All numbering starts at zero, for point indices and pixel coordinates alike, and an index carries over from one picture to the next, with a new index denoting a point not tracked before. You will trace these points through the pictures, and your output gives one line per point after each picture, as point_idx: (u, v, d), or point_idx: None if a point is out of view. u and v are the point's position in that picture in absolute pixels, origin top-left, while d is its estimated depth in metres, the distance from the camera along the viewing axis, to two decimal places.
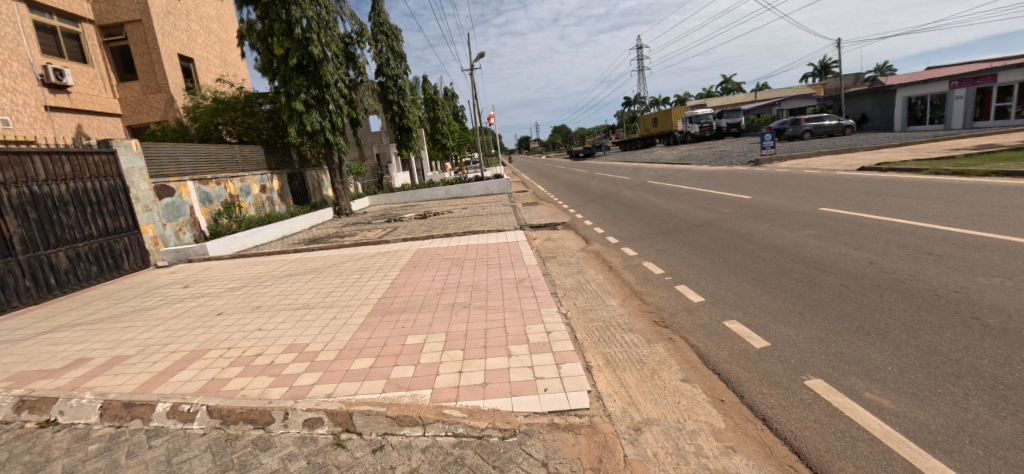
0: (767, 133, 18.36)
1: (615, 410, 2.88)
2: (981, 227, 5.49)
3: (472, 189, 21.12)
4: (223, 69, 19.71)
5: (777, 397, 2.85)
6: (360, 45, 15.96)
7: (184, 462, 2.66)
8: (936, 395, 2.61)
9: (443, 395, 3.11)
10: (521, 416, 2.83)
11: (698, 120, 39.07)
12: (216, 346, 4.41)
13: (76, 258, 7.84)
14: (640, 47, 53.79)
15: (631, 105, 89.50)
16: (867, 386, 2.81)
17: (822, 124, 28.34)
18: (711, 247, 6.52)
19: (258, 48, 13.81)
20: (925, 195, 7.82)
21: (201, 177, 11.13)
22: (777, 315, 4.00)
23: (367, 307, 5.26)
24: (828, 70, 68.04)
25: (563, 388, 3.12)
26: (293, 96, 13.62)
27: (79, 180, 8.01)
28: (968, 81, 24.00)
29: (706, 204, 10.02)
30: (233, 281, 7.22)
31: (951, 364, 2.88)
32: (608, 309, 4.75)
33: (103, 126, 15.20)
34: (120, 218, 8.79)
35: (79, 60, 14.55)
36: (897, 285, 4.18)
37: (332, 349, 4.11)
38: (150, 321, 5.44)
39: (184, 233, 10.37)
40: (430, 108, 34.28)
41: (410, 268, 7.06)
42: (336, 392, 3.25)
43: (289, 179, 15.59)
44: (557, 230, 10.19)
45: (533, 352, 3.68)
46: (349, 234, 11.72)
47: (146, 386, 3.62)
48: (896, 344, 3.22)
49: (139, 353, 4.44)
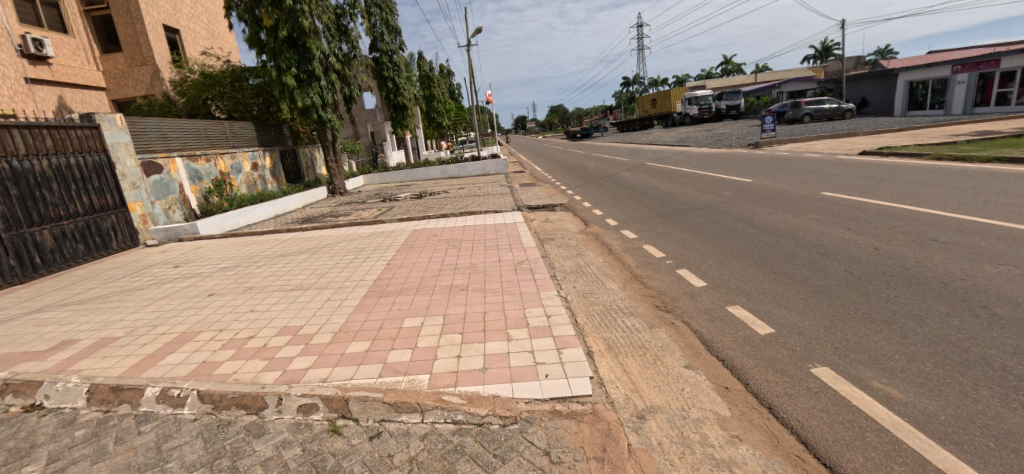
0: (768, 116, 18.13)
1: (618, 397, 2.81)
2: (986, 214, 5.43)
3: (468, 169, 20.85)
4: (210, 41, 19.04)
5: (782, 385, 2.80)
6: (352, 18, 15.47)
7: (173, 449, 2.57)
8: (945, 386, 2.56)
9: (442, 380, 3.04)
10: (521, 403, 2.76)
11: (697, 101, 38.42)
12: (207, 328, 4.29)
13: (62, 237, 7.64)
14: (641, 26, 52.57)
15: (630, 85, 88.32)
16: (874, 375, 2.76)
17: (821, 107, 28.07)
18: (711, 231, 6.41)
19: (245, 19, 13.28)
20: (930, 180, 7.73)
21: (190, 153, 10.81)
22: (781, 301, 3.94)
23: (363, 288, 5.15)
24: (829, 53, 67.49)
25: (564, 374, 3.05)
26: (283, 70, 13.12)
27: (62, 155, 7.74)
28: (970, 66, 23.66)
29: (706, 187, 9.91)
30: (224, 261, 7.08)
31: (961, 354, 2.82)
32: (608, 293, 4.67)
33: (86, 99, 14.72)
34: (106, 196, 8.53)
35: (59, 29, 13.92)
36: (902, 272, 4.12)
37: (327, 331, 4.01)
38: (140, 302, 5.31)
39: (173, 211, 10.12)
40: (425, 85, 33.26)
41: (407, 249, 6.93)
42: (331, 377, 3.17)
43: (281, 156, 15.21)
44: (555, 211, 10.06)
45: (534, 337, 3.60)
46: (344, 214, 11.50)
47: (134, 370, 3.51)
48: (902, 332, 3.17)
49: (128, 335, 4.32)
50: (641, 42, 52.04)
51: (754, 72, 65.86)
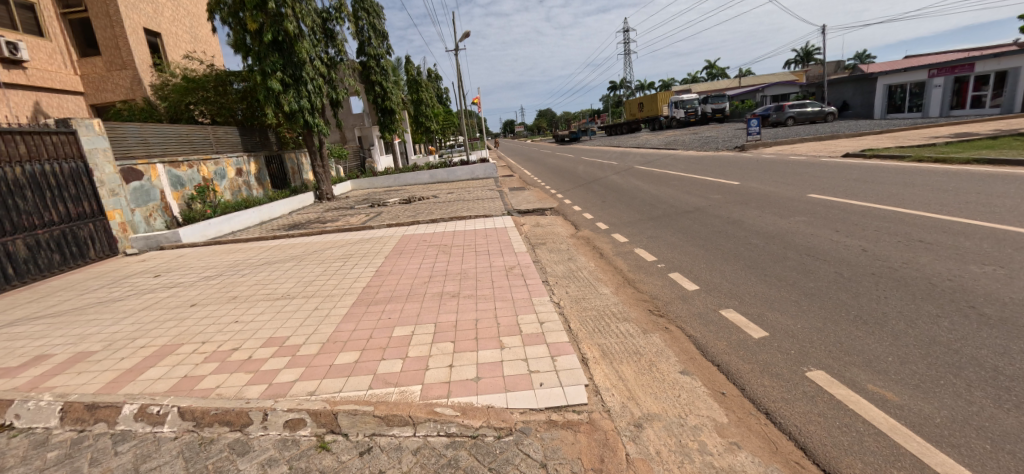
0: (753, 119, 18.40)
1: (614, 405, 2.77)
2: (969, 214, 5.54)
3: (457, 173, 20.76)
4: (193, 45, 18.70)
5: (779, 390, 2.78)
6: (339, 22, 15.36)
7: (152, 470, 2.46)
8: (939, 387, 2.56)
9: (433, 391, 2.96)
10: (517, 413, 2.70)
11: (683, 105, 38.82)
12: (189, 340, 4.15)
13: (37, 246, 7.37)
14: (627, 30, 53.28)
15: (617, 89, 89.24)
16: (869, 378, 2.75)
17: (805, 110, 28.64)
18: (702, 233, 6.44)
19: (229, 23, 13.05)
20: (913, 182, 7.87)
21: (172, 159, 10.55)
22: (774, 304, 3.93)
23: (351, 297, 5.05)
24: (810, 58, 69.14)
25: (559, 383, 3.00)
26: (269, 74, 12.96)
27: (36, 162, 7.46)
28: (946, 70, 24.40)
29: (695, 190, 9.96)
30: (208, 269, 6.89)
31: (952, 355, 2.84)
32: (601, 298, 4.64)
33: (63, 104, 14.34)
34: (84, 203, 8.28)
35: (34, 33, 13.55)
36: (891, 273, 4.16)
37: (314, 342, 3.90)
38: (118, 313, 5.13)
39: (154, 219, 9.85)
40: (413, 90, 33.10)
41: (396, 255, 6.82)
42: (320, 389, 3.07)
43: (266, 162, 14.94)
44: (545, 215, 10.02)
45: (527, 344, 3.55)
46: (331, 220, 11.33)
47: (111, 386, 3.37)
48: (895, 334, 3.18)
49: (105, 348, 4.15)
50: (627, 47, 52.70)
51: (737, 76, 66.94)
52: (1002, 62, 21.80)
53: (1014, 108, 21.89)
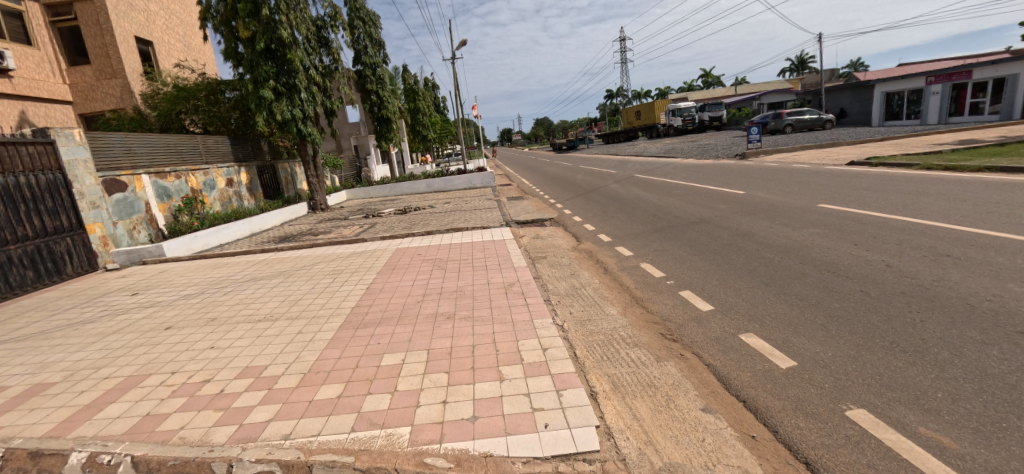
0: (754, 127, 18.19)
1: (630, 452, 2.42)
2: (992, 226, 5.25)
3: (454, 182, 20.45)
4: (186, 54, 18.45)
5: (818, 434, 2.43)
6: (334, 30, 15.16)
7: None
8: (1004, 432, 2.22)
9: (425, 435, 2.60)
10: (519, 464, 2.34)
11: (681, 113, 38.74)
12: (158, 370, 3.77)
13: (8, 262, 6.98)
14: (623, 39, 53.53)
15: (613, 97, 89.61)
16: (920, 419, 2.42)
17: (803, 118, 28.57)
18: (711, 247, 6.11)
19: (220, 31, 12.81)
20: (926, 191, 7.59)
21: (158, 170, 10.22)
22: (798, 328, 3.60)
23: (338, 319, 4.68)
24: (804, 66, 69.76)
25: (567, 424, 2.64)
26: (261, 83, 12.68)
27: (9, 174, 7.09)
28: (943, 77, 24.23)
29: (700, 199, 9.66)
30: (189, 287, 6.51)
31: (1009, 390, 2.51)
32: (608, 319, 4.29)
33: (51, 113, 14.00)
34: (60, 217, 7.92)
35: (22, 41, 13.28)
36: (922, 292, 3.85)
37: (294, 372, 3.54)
38: (86, 338, 4.74)
39: (138, 232, 9.48)
40: (409, 99, 32.94)
41: (388, 271, 6.47)
42: (295, 432, 2.71)
43: (258, 172, 14.61)
44: (545, 227, 9.70)
45: (529, 376, 3.20)
46: (324, 232, 10.98)
47: (62, 427, 2.99)
48: (939, 365, 2.85)
49: (65, 380, 3.77)
50: (624, 56, 52.90)
51: (733, 85, 67.26)
52: (999, 69, 22.12)
53: (1013, 115, 22.08)
